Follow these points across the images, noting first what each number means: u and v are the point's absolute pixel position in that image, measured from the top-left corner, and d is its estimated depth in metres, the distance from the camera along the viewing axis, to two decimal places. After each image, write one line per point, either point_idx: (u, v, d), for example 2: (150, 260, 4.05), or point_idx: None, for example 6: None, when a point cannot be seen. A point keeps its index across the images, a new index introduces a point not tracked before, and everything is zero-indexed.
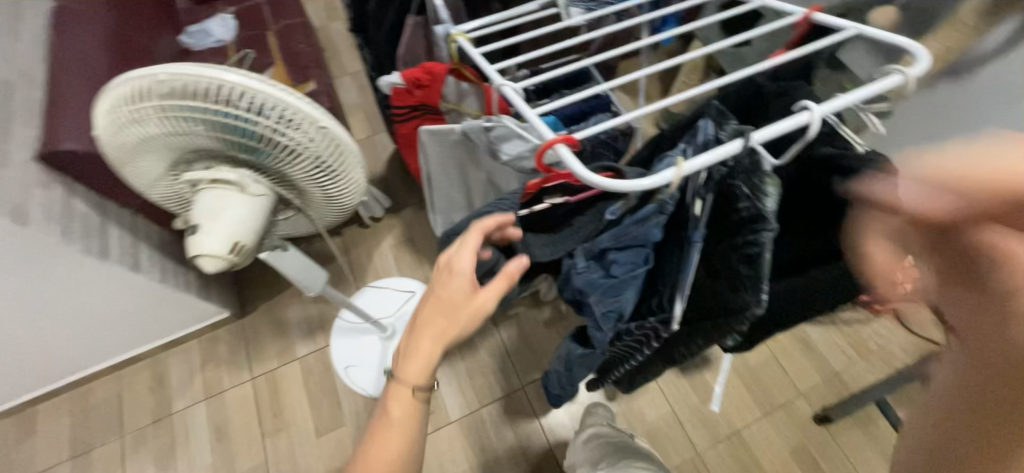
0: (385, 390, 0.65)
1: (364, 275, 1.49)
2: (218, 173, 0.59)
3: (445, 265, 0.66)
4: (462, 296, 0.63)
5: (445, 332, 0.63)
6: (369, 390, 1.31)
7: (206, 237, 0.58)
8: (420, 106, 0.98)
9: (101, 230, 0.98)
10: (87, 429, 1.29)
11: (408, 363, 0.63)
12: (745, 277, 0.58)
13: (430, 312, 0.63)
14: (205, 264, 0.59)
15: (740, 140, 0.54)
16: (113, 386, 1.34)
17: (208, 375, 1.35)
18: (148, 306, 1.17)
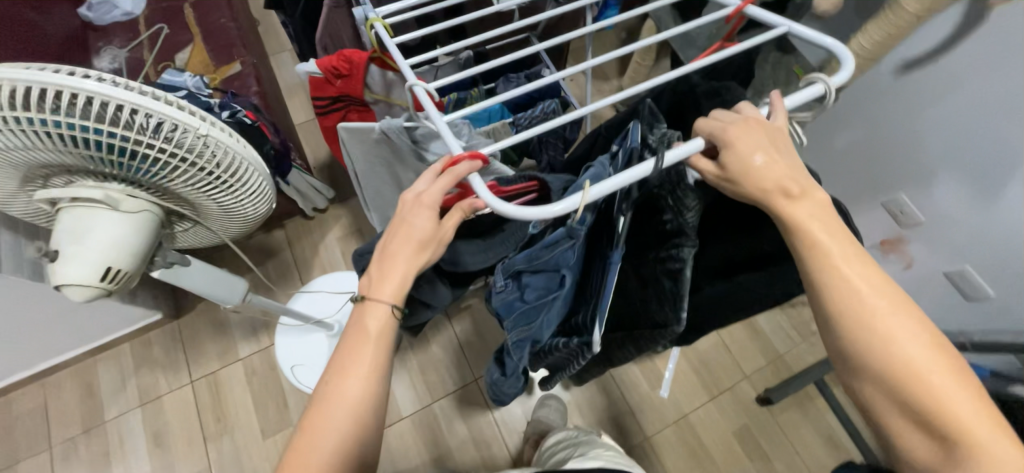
0: (353, 316, 0.57)
1: (309, 270, 1.42)
2: (78, 190, 0.51)
3: (410, 200, 0.56)
4: (431, 229, 0.55)
5: (419, 257, 0.56)
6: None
7: (70, 264, 0.51)
8: (343, 96, 0.93)
9: None
10: (10, 442, 1.21)
11: (380, 284, 0.55)
12: (670, 291, 0.56)
13: (402, 239, 0.55)
14: (72, 293, 0.52)
15: (653, 161, 0.49)
16: (36, 395, 1.25)
17: (142, 380, 1.28)
18: (62, 313, 1.08)
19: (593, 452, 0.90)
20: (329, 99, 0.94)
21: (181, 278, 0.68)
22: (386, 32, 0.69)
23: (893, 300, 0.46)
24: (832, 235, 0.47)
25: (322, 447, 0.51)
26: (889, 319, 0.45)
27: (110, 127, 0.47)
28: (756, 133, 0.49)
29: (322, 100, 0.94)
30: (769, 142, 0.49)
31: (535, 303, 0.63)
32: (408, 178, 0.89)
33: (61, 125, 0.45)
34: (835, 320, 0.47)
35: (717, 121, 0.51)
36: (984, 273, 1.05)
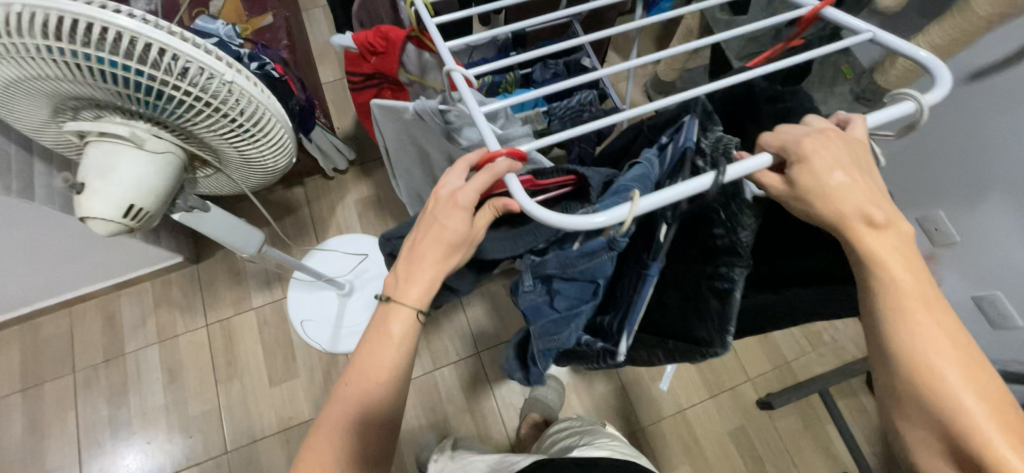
0: (378, 314, 0.58)
1: (326, 229, 1.45)
2: (106, 125, 0.52)
3: (441, 199, 0.56)
4: (461, 230, 0.55)
5: (446, 258, 0.56)
6: (325, 346, 1.31)
7: (95, 198, 0.52)
8: (377, 75, 0.92)
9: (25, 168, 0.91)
10: (37, 364, 1.28)
11: (406, 286, 0.57)
12: (713, 310, 0.57)
13: (430, 240, 0.56)
14: (98, 228, 0.53)
15: (712, 175, 0.48)
16: (62, 322, 1.32)
17: (161, 318, 1.33)
18: (90, 247, 1.12)
19: (600, 441, 0.90)
20: (364, 75, 0.92)
21: (202, 227, 0.70)
22: (426, 12, 0.66)
23: (944, 326, 0.44)
24: (908, 274, 0.45)
25: (338, 431, 0.55)
26: (934, 345, 0.43)
27: (139, 64, 0.47)
28: (836, 147, 0.47)
29: (356, 76, 0.92)
30: (847, 162, 0.47)
31: (563, 313, 0.65)
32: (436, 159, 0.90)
33: (91, 57, 0.45)
34: (885, 364, 0.46)
35: (788, 135, 0.49)
36: (1015, 299, 0.99)
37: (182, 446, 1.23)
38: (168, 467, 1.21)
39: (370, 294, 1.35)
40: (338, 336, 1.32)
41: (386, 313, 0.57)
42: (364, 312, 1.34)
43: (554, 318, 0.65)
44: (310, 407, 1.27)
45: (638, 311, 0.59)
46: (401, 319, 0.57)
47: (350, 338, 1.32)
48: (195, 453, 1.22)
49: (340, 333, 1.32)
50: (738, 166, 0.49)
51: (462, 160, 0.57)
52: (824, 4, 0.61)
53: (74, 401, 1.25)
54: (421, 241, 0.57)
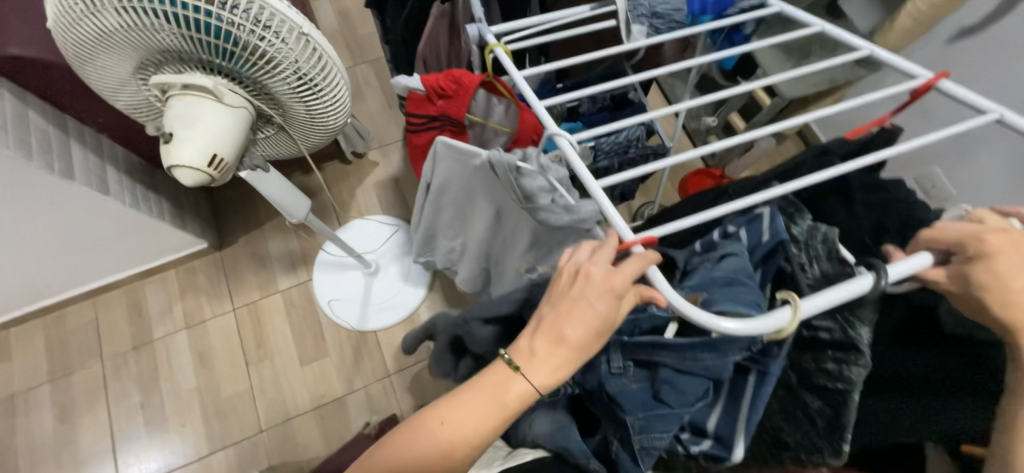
0: (489, 375, 0.51)
1: (348, 212, 1.47)
2: (190, 78, 0.55)
3: (580, 269, 0.50)
4: (603, 316, 0.48)
5: (581, 349, 0.49)
6: (355, 324, 1.33)
7: (183, 147, 0.55)
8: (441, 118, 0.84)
9: (63, 149, 0.92)
10: (64, 353, 1.28)
11: (533, 365, 0.49)
12: (817, 413, 0.50)
13: (567, 320, 0.49)
14: (182, 177, 0.56)
15: (871, 277, 0.45)
16: (88, 312, 1.32)
17: (188, 304, 1.34)
18: (120, 230, 1.13)
19: None
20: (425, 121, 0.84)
21: (264, 188, 0.73)
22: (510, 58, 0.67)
23: None
24: None
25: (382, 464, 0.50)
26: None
27: (226, 14, 0.50)
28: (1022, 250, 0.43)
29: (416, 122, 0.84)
30: None
31: (673, 409, 0.51)
32: (475, 216, 0.89)
33: (182, 5, 0.48)
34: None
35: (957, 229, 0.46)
36: None
37: (216, 428, 1.24)
38: (205, 448, 1.22)
39: (397, 273, 1.38)
40: (367, 314, 1.34)
41: (492, 381, 0.50)
42: (391, 289, 1.36)
43: (658, 418, 0.52)
44: (342, 385, 1.29)
45: (755, 414, 0.50)
46: (512, 392, 0.49)
47: (379, 315, 1.34)
48: (229, 434, 1.23)
49: (368, 312, 1.34)
50: (899, 267, 0.46)
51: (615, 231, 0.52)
52: (941, 77, 0.60)
53: (105, 389, 1.25)
54: (550, 319, 0.50)
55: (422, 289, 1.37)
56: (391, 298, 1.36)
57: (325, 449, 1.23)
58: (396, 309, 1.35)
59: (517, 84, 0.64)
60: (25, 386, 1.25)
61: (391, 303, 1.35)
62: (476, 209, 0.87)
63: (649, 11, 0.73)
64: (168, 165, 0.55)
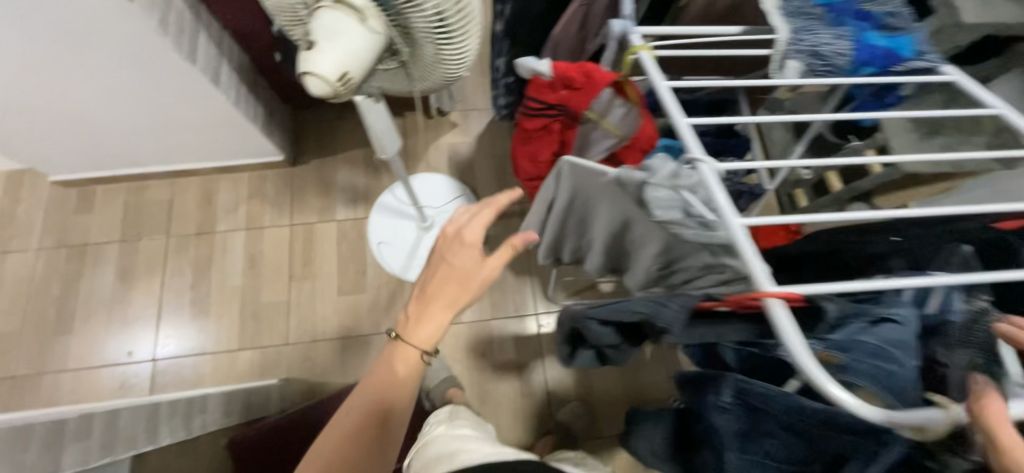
0: (390, 349, 0.69)
1: (416, 164, 1.50)
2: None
3: (454, 236, 0.72)
4: (472, 265, 0.70)
5: (457, 296, 0.69)
6: (397, 271, 1.36)
7: (320, 56, 0.56)
8: (557, 110, 0.77)
9: (193, 34, 0.98)
10: (137, 221, 1.38)
11: (419, 328, 0.69)
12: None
13: (443, 279, 0.69)
14: (310, 85, 0.57)
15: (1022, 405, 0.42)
16: (166, 190, 1.41)
17: (252, 208, 1.41)
18: (216, 122, 1.20)
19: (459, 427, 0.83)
20: (542, 110, 0.78)
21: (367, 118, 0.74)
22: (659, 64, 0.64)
23: None
24: None
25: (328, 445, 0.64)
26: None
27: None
28: None
29: (533, 108, 0.78)
30: None
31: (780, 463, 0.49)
32: (600, 223, 0.82)
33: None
34: None
35: None
36: None
37: (249, 329, 1.30)
38: (235, 344, 1.29)
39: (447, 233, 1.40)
40: (410, 265, 1.37)
41: (398, 353, 0.69)
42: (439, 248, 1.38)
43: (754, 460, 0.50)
44: (370, 324, 1.33)
45: None
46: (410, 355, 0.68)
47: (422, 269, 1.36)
48: (258, 338, 1.30)
49: (412, 262, 1.37)
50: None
51: (488, 207, 0.73)
52: None
53: (163, 263, 1.35)
54: (434, 287, 0.70)
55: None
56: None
57: (340, 379, 1.28)
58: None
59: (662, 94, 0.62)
60: (99, 239, 1.35)
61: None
62: (599, 219, 0.82)
63: (811, 49, 0.65)
64: (301, 70, 0.56)
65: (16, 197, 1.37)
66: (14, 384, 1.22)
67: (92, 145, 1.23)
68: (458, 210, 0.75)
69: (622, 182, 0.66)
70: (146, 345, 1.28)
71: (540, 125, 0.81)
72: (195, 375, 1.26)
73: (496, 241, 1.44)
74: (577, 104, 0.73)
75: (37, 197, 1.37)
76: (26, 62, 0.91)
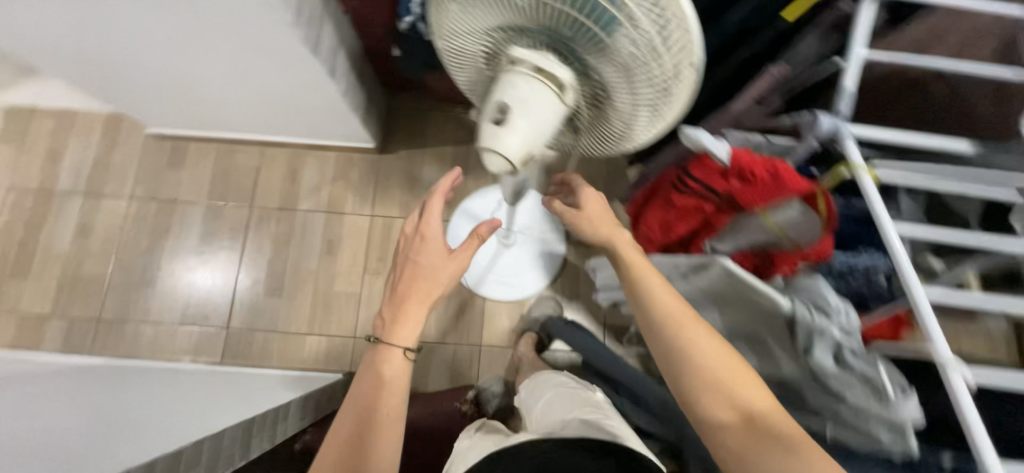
0: (373, 355, 0.74)
1: None
2: (550, 64, 0.50)
3: (417, 233, 0.80)
4: (439, 255, 0.79)
5: (428, 293, 0.76)
6: (472, 284, 1.33)
7: (510, 135, 0.51)
8: (722, 197, 0.67)
9: (320, 22, 0.92)
10: (225, 185, 1.38)
11: (399, 330, 0.74)
12: None
13: (411, 279, 0.77)
14: (490, 162, 0.53)
15: None
16: (255, 158, 1.40)
17: (336, 191, 1.39)
18: (320, 106, 1.15)
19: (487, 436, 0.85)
20: (702, 189, 0.68)
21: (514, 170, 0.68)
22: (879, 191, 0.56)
23: None
24: None
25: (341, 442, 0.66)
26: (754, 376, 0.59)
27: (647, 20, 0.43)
28: None
29: (693, 185, 0.69)
30: None
31: None
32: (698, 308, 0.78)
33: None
34: None
35: None
36: None
37: (319, 315, 1.31)
38: (304, 327, 1.30)
39: (526, 252, 1.34)
40: (485, 279, 1.32)
41: (380, 355, 0.73)
42: (517, 266, 1.33)
43: None
44: (436, 332, 1.32)
45: None
46: (392, 357, 0.73)
47: (495, 287, 1.32)
48: (327, 325, 1.31)
49: (488, 277, 1.32)
50: None
51: (437, 196, 0.81)
52: None
53: (246, 232, 1.36)
54: (405, 286, 0.77)
55: (544, 279, 1.34)
56: (513, 273, 1.33)
57: None
58: (515, 286, 1.33)
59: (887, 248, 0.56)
60: (188, 198, 1.37)
61: (512, 278, 1.33)
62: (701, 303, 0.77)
63: None
64: (485, 145, 0.52)
65: (114, 140, 1.39)
66: (99, 325, 1.28)
67: (195, 107, 1.22)
68: (411, 212, 0.84)
69: (797, 324, 0.59)
70: (221, 311, 1.31)
71: (687, 200, 0.72)
72: (263, 350, 1.29)
73: (573, 269, 1.38)
74: (754, 200, 0.64)
75: (134, 144, 1.39)
76: (154, 28, 0.88)
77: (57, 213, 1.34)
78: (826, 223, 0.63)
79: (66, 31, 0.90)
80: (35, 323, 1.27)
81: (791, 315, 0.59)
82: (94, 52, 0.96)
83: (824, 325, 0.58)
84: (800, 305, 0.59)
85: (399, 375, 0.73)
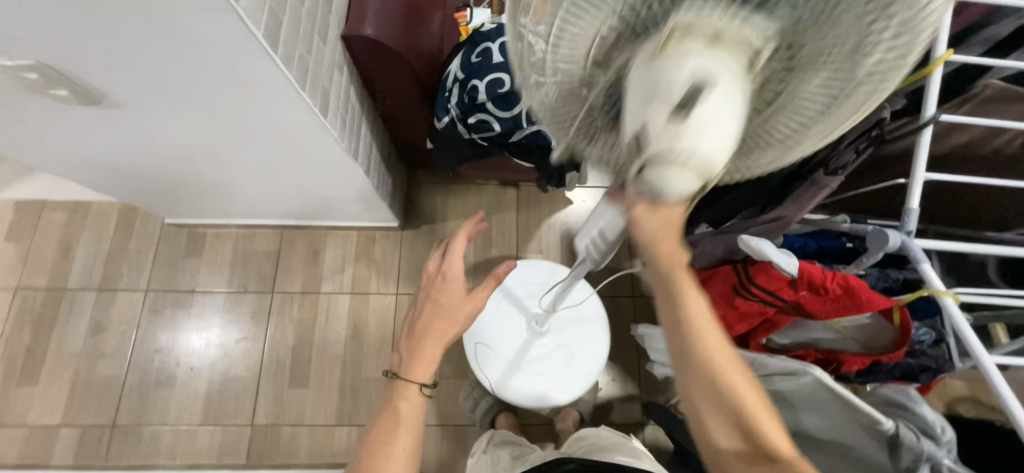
0: (386, 393, 0.67)
1: (527, 242, 1.41)
2: (733, 26, 0.32)
3: (435, 274, 0.74)
4: (457, 296, 0.72)
5: (444, 331, 0.70)
6: (495, 384, 1.09)
7: (697, 138, 0.33)
8: (790, 304, 0.67)
9: (357, 125, 0.92)
10: (245, 271, 1.35)
11: (415, 364, 0.67)
12: None
13: (427, 317, 0.70)
14: (667, 178, 0.34)
15: None
16: (274, 241, 1.37)
17: (358, 271, 1.36)
18: (347, 198, 1.14)
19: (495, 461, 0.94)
20: (768, 297, 0.68)
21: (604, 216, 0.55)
22: (965, 315, 0.56)
23: None
24: None
25: None
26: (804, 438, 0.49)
27: None
28: None
29: (757, 293, 0.69)
30: None
31: None
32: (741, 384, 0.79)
33: None
34: None
35: None
36: None
37: (347, 404, 1.26)
38: (332, 418, 1.25)
39: (564, 346, 1.11)
40: (513, 378, 1.09)
41: (399, 392, 0.66)
42: (554, 361, 1.10)
43: None
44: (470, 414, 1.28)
45: None
46: (404, 402, 0.66)
47: (526, 387, 1.08)
48: (356, 415, 1.25)
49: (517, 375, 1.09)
50: None
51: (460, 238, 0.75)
52: None
53: (268, 320, 1.32)
54: (424, 324, 0.70)
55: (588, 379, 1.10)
56: (549, 370, 1.10)
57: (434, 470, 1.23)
58: (553, 386, 1.09)
59: (981, 365, 0.54)
60: (206, 287, 1.33)
61: (549, 377, 1.09)
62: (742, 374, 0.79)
63: None
64: (654, 151, 0.34)
65: (128, 231, 1.36)
66: (114, 431, 1.21)
67: (216, 201, 1.19)
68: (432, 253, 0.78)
69: (902, 445, 0.55)
70: (244, 406, 1.25)
71: (752, 305, 0.72)
72: (290, 447, 1.22)
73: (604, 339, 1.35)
74: (826, 313, 0.64)
75: (149, 234, 1.36)
76: (189, 151, 0.86)
77: (67, 312, 1.29)
78: (901, 331, 0.63)
79: (97, 152, 0.88)
80: (44, 434, 1.20)
81: (893, 433, 0.56)
82: (122, 166, 0.94)
83: (934, 450, 0.54)
84: (905, 426, 0.56)
85: (415, 411, 0.66)
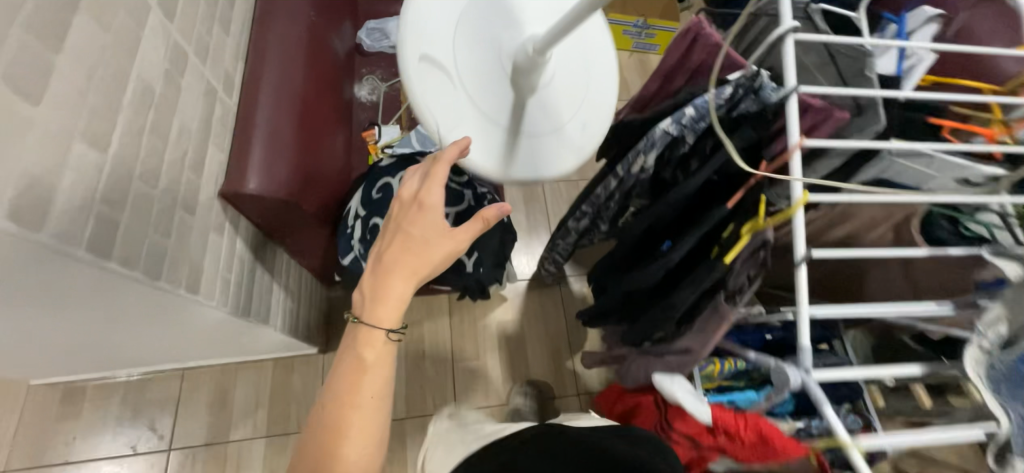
0: (351, 337, 0.62)
1: (463, 350, 1.34)
2: None
3: (413, 201, 0.65)
4: (437, 229, 0.63)
5: (416, 272, 0.62)
6: (474, 165, 0.55)
7: None
8: (717, 449, 0.64)
9: (250, 279, 0.84)
10: (134, 428, 1.16)
11: (379, 309, 0.61)
12: None
13: (398, 252, 0.62)
14: None
15: None
16: (172, 386, 1.20)
17: (275, 408, 1.22)
18: (251, 341, 1.03)
19: None
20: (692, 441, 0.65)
21: None
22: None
23: None
24: None
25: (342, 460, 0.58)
26: None
27: None
28: None
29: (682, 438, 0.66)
30: None
31: None
32: None
33: None
34: None
35: None
36: None
37: None
38: None
39: (583, 63, 0.59)
40: (516, 149, 0.56)
41: (361, 338, 0.61)
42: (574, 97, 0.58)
43: None
44: None
45: None
46: (369, 354, 0.61)
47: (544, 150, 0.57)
48: None
49: (519, 138, 0.56)
50: None
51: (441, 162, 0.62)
52: None
53: None
54: (391, 258, 0.62)
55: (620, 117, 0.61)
56: (581, 115, 0.59)
57: None
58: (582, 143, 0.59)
59: None
60: (84, 456, 1.13)
61: (576, 123, 0.59)
62: None
63: None
64: None
65: None
66: None
67: (91, 360, 1.03)
68: (412, 174, 0.67)
69: None
70: None
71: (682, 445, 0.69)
72: None
73: None
74: (750, 460, 0.60)
75: (11, 397, 1.14)
76: (36, 333, 0.73)
77: None
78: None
79: None
80: None
81: None
82: None
83: None
84: None
85: (382, 361, 0.62)
